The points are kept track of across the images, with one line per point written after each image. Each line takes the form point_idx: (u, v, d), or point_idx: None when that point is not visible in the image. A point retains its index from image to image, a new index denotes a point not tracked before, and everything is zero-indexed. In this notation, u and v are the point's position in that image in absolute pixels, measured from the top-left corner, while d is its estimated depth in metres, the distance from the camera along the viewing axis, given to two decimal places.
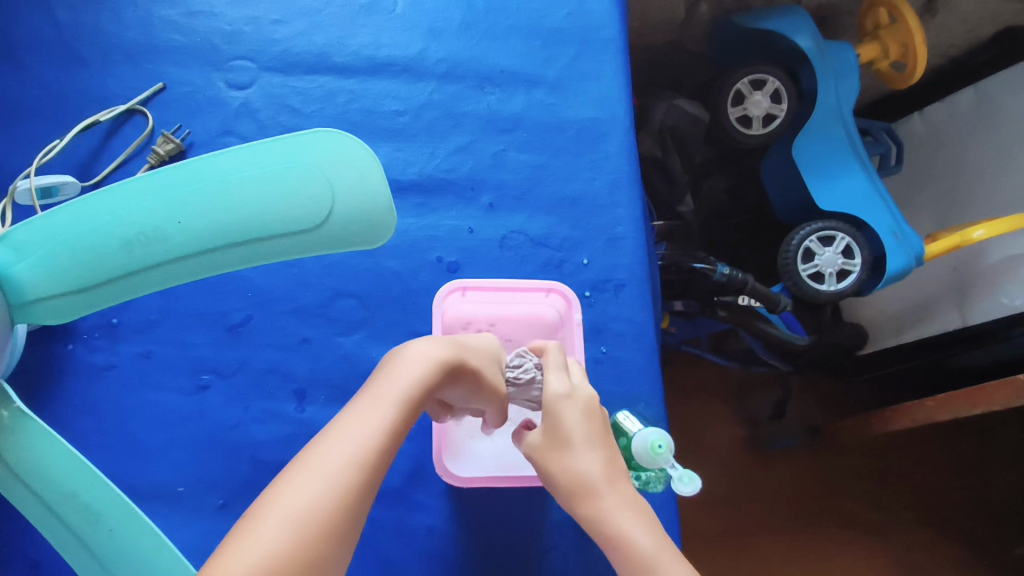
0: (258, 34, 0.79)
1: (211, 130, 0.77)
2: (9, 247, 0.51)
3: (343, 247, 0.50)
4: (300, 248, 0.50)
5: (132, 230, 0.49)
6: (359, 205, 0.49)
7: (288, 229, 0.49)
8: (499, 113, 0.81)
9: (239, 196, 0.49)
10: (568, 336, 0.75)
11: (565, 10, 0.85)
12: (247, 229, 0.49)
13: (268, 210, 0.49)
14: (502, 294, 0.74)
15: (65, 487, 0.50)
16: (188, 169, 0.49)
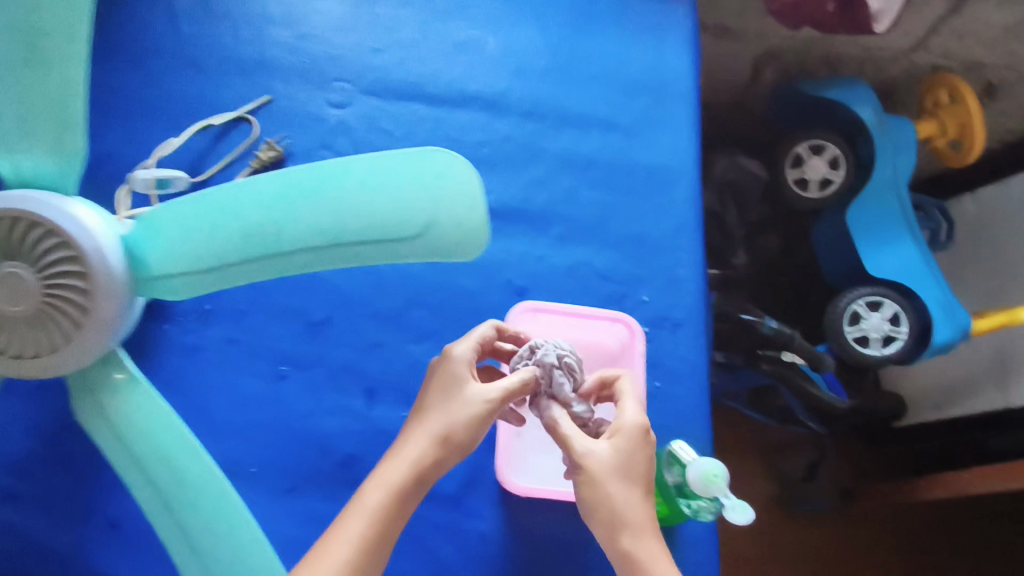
0: (359, 60, 0.86)
1: (309, 143, 0.82)
2: (146, 227, 0.57)
3: (441, 256, 0.56)
4: (403, 253, 0.56)
5: (254, 223, 0.55)
6: (456, 220, 0.54)
7: (393, 235, 0.55)
8: (574, 152, 0.86)
9: (350, 202, 0.55)
10: (628, 365, 0.77)
11: (641, 64, 0.92)
12: (353, 231, 0.55)
13: (375, 218, 0.55)
14: (571, 318, 0.77)
15: (163, 452, 0.55)
16: (310, 170, 0.55)
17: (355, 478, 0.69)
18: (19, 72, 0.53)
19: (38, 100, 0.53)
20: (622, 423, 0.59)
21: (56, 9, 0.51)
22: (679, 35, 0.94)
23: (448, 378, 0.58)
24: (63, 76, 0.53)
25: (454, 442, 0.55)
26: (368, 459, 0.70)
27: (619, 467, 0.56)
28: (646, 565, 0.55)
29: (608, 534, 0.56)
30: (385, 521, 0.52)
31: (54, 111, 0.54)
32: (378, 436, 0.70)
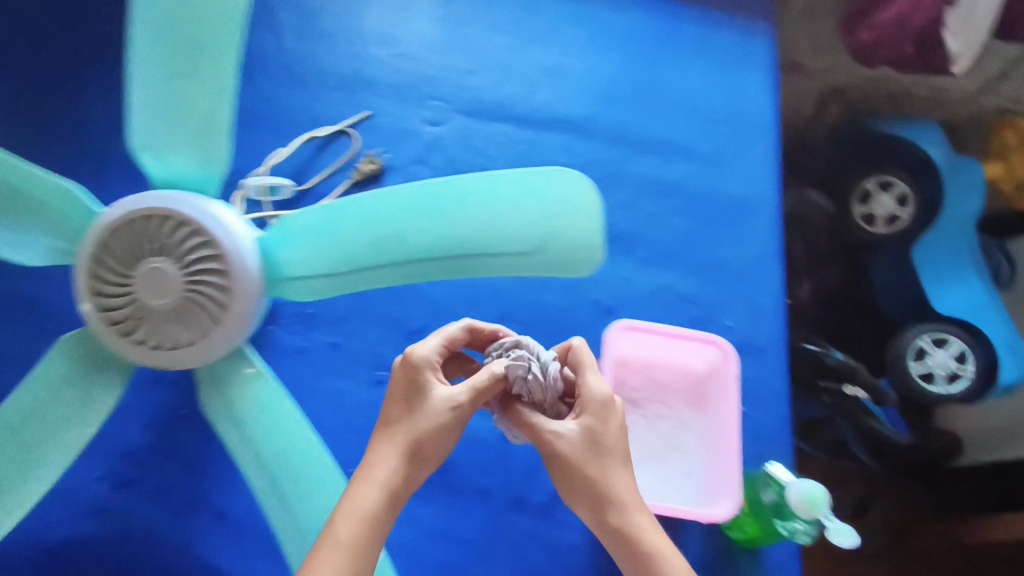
0: (453, 80, 0.89)
1: (406, 157, 0.85)
2: (278, 234, 0.59)
3: (554, 271, 0.60)
4: (519, 266, 0.60)
5: (383, 231, 0.58)
6: (573, 237, 0.58)
7: (512, 248, 0.59)
8: (659, 178, 0.88)
9: (472, 215, 0.58)
10: (721, 389, 0.70)
11: (724, 95, 0.94)
12: (475, 243, 0.58)
13: (497, 230, 0.58)
14: (663, 337, 0.71)
15: (287, 448, 0.58)
16: (433, 185, 0.57)
17: (450, 484, 0.71)
18: (172, 83, 0.56)
19: (184, 110, 0.57)
20: (588, 397, 0.57)
21: (216, 27, 0.55)
22: (758, 71, 0.97)
23: (402, 383, 0.56)
24: (213, 90, 0.57)
25: (422, 455, 0.54)
26: (462, 467, 0.71)
27: (590, 445, 0.55)
28: (638, 540, 0.55)
29: (593, 513, 0.56)
30: (365, 543, 0.51)
31: (197, 123, 0.57)
32: (471, 445, 0.72)
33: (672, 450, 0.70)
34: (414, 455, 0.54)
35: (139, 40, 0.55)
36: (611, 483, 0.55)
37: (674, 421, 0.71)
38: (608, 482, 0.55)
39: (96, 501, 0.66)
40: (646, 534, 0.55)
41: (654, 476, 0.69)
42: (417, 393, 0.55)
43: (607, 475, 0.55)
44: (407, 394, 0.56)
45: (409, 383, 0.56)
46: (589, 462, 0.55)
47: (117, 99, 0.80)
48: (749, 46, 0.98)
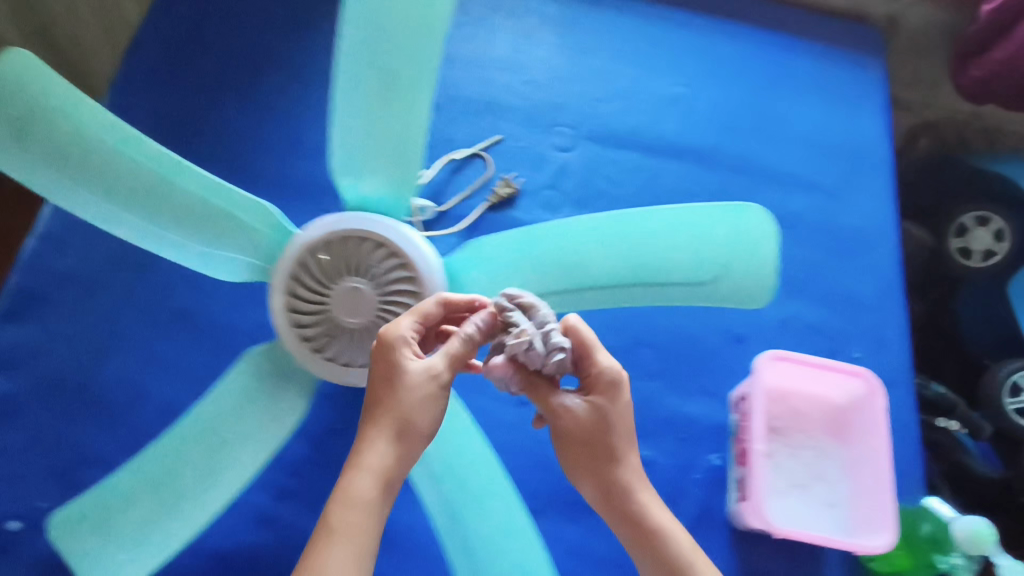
0: (580, 108, 0.92)
1: (539, 182, 0.86)
2: (468, 255, 0.62)
3: (728, 301, 0.61)
4: (694, 296, 0.61)
5: (570, 258, 0.60)
6: (749, 269, 0.60)
7: (690, 278, 0.61)
8: (781, 209, 0.90)
9: (656, 246, 0.60)
10: (868, 421, 0.72)
11: (840, 129, 0.96)
12: (655, 273, 0.60)
13: (678, 261, 0.60)
14: (811, 370, 0.73)
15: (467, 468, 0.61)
16: (612, 218, 0.60)
17: None
18: (372, 111, 0.59)
19: (383, 137, 0.59)
20: (599, 377, 0.56)
21: (414, 56, 0.57)
22: (873, 105, 0.98)
23: (387, 361, 0.53)
24: (409, 116, 0.59)
25: (413, 436, 0.52)
26: None
27: (598, 422, 0.56)
28: (645, 509, 0.59)
29: (598, 488, 0.59)
30: (373, 528, 0.51)
31: (394, 149, 0.60)
32: None
33: (817, 480, 0.71)
34: (409, 436, 0.52)
35: (342, 71, 0.58)
36: (624, 460, 0.58)
37: (818, 451, 0.73)
38: (615, 457, 0.58)
39: (261, 509, 0.68)
40: (652, 510, 0.59)
41: (805, 510, 0.70)
42: (406, 374, 0.53)
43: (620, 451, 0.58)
44: (396, 375, 0.53)
45: (398, 364, 0.53)
46: (605, 438, 0.57)
47: (269, 125, 0.86)
48: (863, 82, 1.00)
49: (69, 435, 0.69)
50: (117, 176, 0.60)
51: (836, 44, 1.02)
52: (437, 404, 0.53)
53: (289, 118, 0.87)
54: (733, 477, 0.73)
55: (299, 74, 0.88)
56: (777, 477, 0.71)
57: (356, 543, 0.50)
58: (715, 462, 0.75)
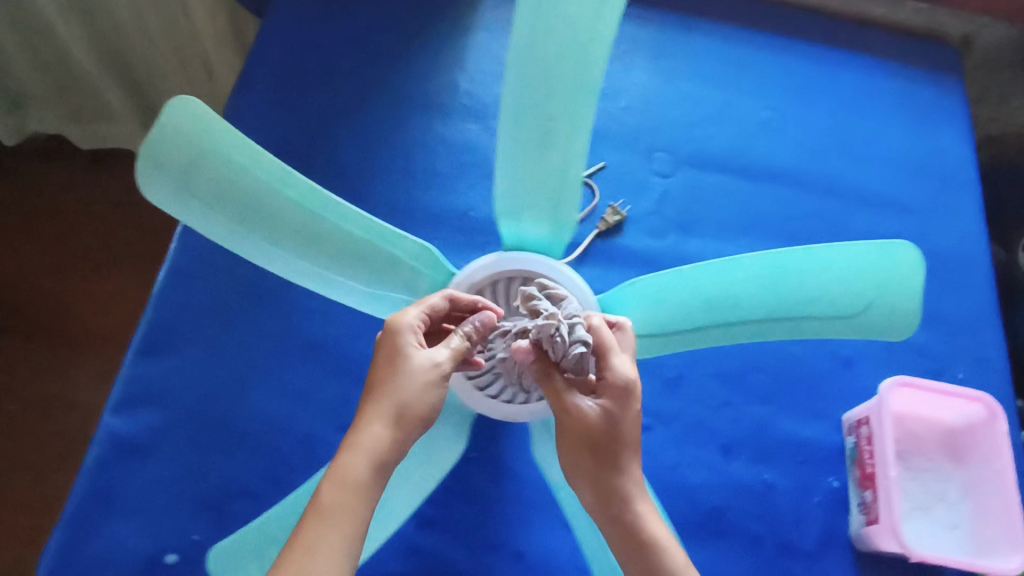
0: (678, 132, 0.92)
1: (644, 209, 0.88)
2: (626, 293, 0.64)
3: (868, 334, 0.64)
4: (838, 330, 0.64)
5: (723, 295, 0.62)
6: (894, 306, 0.62)
7: (835, 312, 0.63)
8: (877, 232, 0.92)
9: (806, 282, 0.62)
10: (988, 443, 0.74)
11: (929, 150, 0.97)
12: (803, 307, 0.63)
13: (826, 297, 0.62)
14: (931, 394, 0.75)
15: None
16: (762, 259, 0.62)
17: (723, 529, 0.75)
18: (530, 153, 0.61)
19: (540, 177, 0.62)
20: (609, 381, 0.56)
21: (570, 98, 0.60)
22: (957, 126, 1.00)
23: (390, 349, 0.55)
24: (564, 155, 0.61)
25: (409, 421, 0.53)
26: (733, 511, 0.75)
27: (598, 426, 0.56)
28: (640, 520, 0.57)
29: (595, 495, 0.57)
30: (362, 505, 0.51)
31: (550, 187, 0.62)
32: (739, 491, 0.76)
33: (939, 502, 0.73)
34: (405, 419, 0.53)
35: (502, 116, 0.61)
36: (621, 465, 0.57)
37: (937, 473, 0.74)
38: (615, 462, 0.57)
39: (406, 537, 0.70)
40: (649, 519, 0.57)
41: (934, 531, 0.72)
42: (406, 361, 0.55)
43: (620, 455, 0.57)
44: (397, 361, 0.55)
45: (401, 351, 0.55)
46: (609, 441, 0.56)
47: (377, 155, 0.86)
48: (947, 101, 1.01)
49: (216, 469, 0.70)
50: (271, 215, 0.60)
51: (918, 64, 1.03)
52: (436, 393, 0.54)
53: (395, 147, 0.87)
54: (856, 500, 0.76)
55: (403, 103, 0.90)
56: (909, 500, 0.73)
57: (344, 517, 0.50)
58: (834, 484, 0.77)
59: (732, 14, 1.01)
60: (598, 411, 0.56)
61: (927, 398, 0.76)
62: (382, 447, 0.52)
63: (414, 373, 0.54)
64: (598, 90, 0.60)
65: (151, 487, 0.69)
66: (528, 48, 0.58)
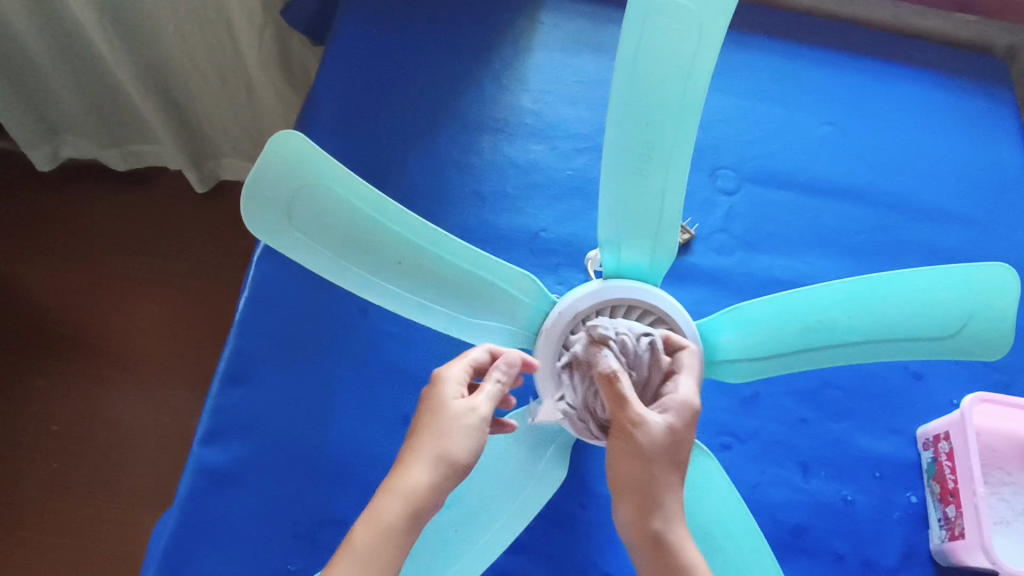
0: (739, 150, 0.94)
1: (710, 226, 0.89)
2: (724, 319, 0.66)
3: (962, 354, 0.65)
4: (932, 350, 0.65)
5: (821, 320, 0.64)
6: (988, 326, 0.63)
7: (930, 334, 0.64)
8: (939, 245, 0.93)
9: (904, 307, 0.62)
10: None
11: (983, 163, 0.98)
12: (900, 330, 0.63)
13: (923, 320, 0.63)
14: (1008, 408, 0.76)
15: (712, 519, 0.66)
16: (853, 282, 0.62)
17: (806, 547, 0.75)
18: (630, 180, 0.62)
19: (640, 204, 0.63)
20: (675, 398, 0.57)
21: (670, 127, 0.60)
22: (1009, 137, 1.01)
23: (436, 395, 0.55)
24: (665, 182, 0.62)
25: (449, 466, 0.51)
26: (815, 530, 0.76)
27: (660, 437, 0.54)
28: (676, 542, 0.54)
29: (634, 508, 0.54)
30: (389, 550, 0.48)
31: (650, 213, 0.64)
32: (819, 508, 0.77)
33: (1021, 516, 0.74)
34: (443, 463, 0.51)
35: (605, 146, 0.62)
36: (664, 484, 0.54)
37: (1017, 488, 0.75)
38: (661, 480, 0.54)
39: (497, 563, 0.70)
40: (683, 542, 0.54)
41: (1023, 543, 0.72)
42: (445, 404, 0.54)
43: (665, 473, 0.54)
44: (438, 405, 0.54)
45: (444, 397, 0.54)
46: (662, 456, 0.54)
47: (446, 177, 0.87)
48: (998, 114, 1.02)
49: (306, 497, 0.70)
50: (372, 244, 0.61)
51: (969, 76, 1.04)
52: (474, 439, 0.52)
53: (463, 168, 0.88)
54: (935, 515, 0.77)
55: (468, 124, 0.90)
56: (992, 514, 0.74)
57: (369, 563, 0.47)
58: (912, 500, 0.78)
59: (785, 31, 1.03)
60: (662, 425, 0.54)
61: (1005, 412, 0.77)
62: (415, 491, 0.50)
63: (452, 416, 0.53)
64: (698, 117, 0.59)
65: (242, 517, 0.69)
66: (627, 80, 0.58)
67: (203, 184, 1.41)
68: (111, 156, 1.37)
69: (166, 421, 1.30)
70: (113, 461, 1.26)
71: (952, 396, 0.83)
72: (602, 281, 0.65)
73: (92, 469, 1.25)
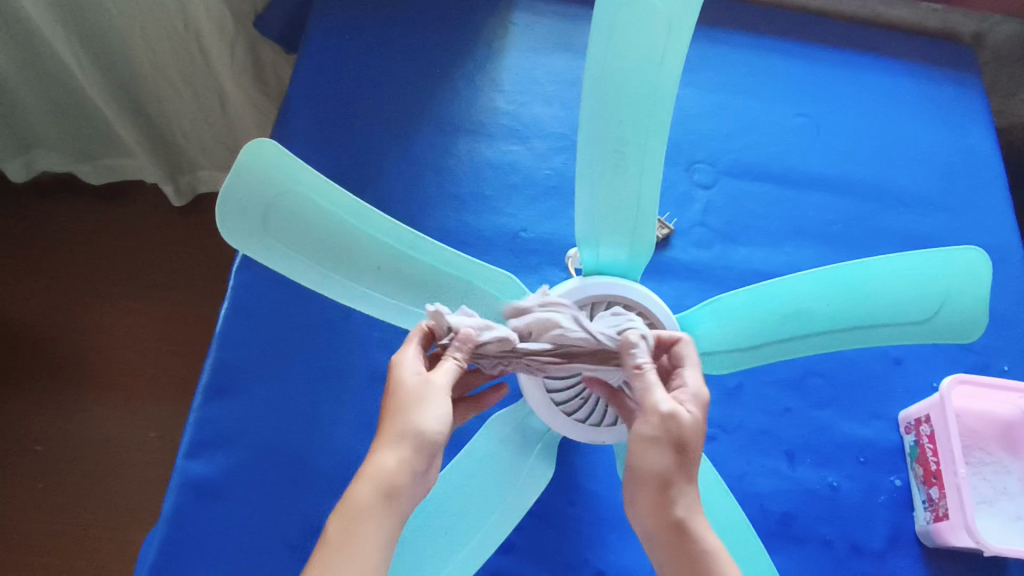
0: (714, 144, 0.95)
1: (688, 221, 0.90)
2: (707, 313, 0.66)
3: (936, 338, 0.66)
4: (907, 335, 0.66)
5: (798, 309, 0.65)
6: (960, 309, 0.64)
7: (904, 319, 0.65)
8: (913, 231, 0.94)
9: (878, 293, 0.63)
10: None
11: (953, 149, 1.00)
12: (875, 316, 0.65)
13: (897, 306, 0.64)
14: (987, 389, 0.77)
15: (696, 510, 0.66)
16: (828, 271, 0.63)
17: (795, 534, 0.76)
18: (605, 179, 0.63)
19: (617, 200, 0.64)
20: (689, 391, 0.58)
21: (643, 122, 0.60)
22: (978, 122, 1.02)
23: (394, 378, 0.55)
24: (640, 178, 0.62)
25: (415, 441, 0.52)
26: (803, 517, 0.77)
27: (684, 425, 0.55)
28: (696, 528, 0.55)
29: (658, 498, 0.55)
30: (373, 531, 0.50)
31: (628, 209, 0.64)
32: (806, 495, 0.77)
33: (1002, 494, 0.75)
34: (410, 440, 0.52)
35: (580, 143, 0.62)
36: (684, 472, 0.56)
37: (997, 467, 0.76)
38: (681, 468, 0.55)
39: (489, 563, 0.71)
40: (704, 530, 0.55)
41: (1005, 520, 0.74)
42: (403, 386, 0.54)
43: (685, 460, 0.55)
44: (398, 387, 0.54)
45: (400, 378, 0.55)
46: (684, 444, 0.55)
47: (425, 181, 0.87)
48: (967, 100, 1.04)
49: (294, 507, 0.70)
50: (351, 252, 0.61)
51: (936, 64, 1.06)
52: (436, 410, 0.53)
53: (442, 172, 0.88)
54: (920, 497, 0.78)
55: (445, 127, 0.90)
56: (975, 493, 0.75)
57: (355, 547, 0.49)
58: (897, 483, 0.79)
59: (756, 24, 1.04)
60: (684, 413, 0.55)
61: (983, 393, 0.78)
62: (389, 470, 0.51)
63: (411, 395, 0.53)
64: (671, 112, 0.60)
65: (232, 529, 0.69)
66: (600, 77, 0.59)
67: (180, 198, 1.40)
68: (85, 171, 1.36)
69: (151, 436, 1.29)
70: (102, 478, 1.25)
71: (931, 379, 0.84)
72: (582, 277, 0.65)
73: (81, 488, 1.24)
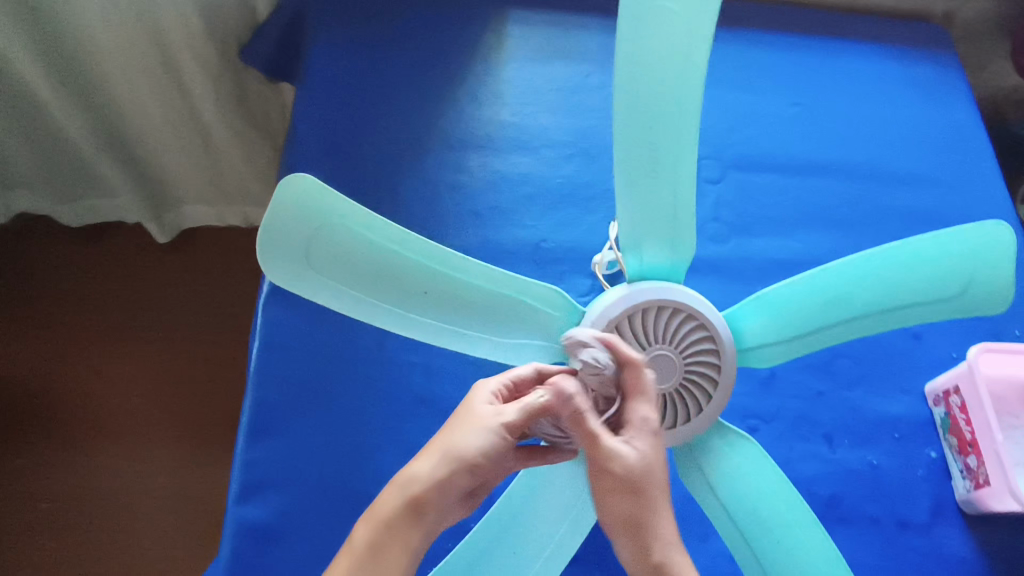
0: (717, 139, 0.96)
1: (701, 217, 0.91)
2: (751, 307, 0.67)
3: (968, 311, 0.68)
4: (939, 311, 0.68)
5: (838, 295, 0.66)
6: (990, 282, 0.66)
7: (936, 297, 0.67)
8: (915, 209, 0.97)
9: (913, 274, 0.65)
10: None
11: (942, 125, 1.03)
12: (910, 296, 0.66)
13: (931, 284, 0.66)
14: (1009, 355, 0.80)
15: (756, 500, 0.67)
16: (866, 256, 0.64)
17: (842, 515, 0.78)
18: (639, 183, 0.63)
19: (651, 204, 0.64)
20: (638, 424, 0.55)
21: (674, 125, 0.61)
22: (960, 97, 1.06)
23: (468, 404, 0.57)
24: (674, 179, 0.63)
25: (454, 461, 0.53)
26: (848, 498, 0.78)
27: (620, 470, 0.53)
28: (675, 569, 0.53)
29: (629, 540, 0.54)
30: (389, 537, 0.52)
31: (664, 211, 0.65)
32: (849, 476, 0.79)
33: None
34: (454, 461, 0.53)
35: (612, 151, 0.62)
36: (655, 513, 0.54)
37: None
38: (648, 509, 0.53)
39: None
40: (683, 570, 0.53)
41: None
42: (469, 411, 0.56)
43: (646, 503, 0.54)
44: (468, 412, 0.56)
45: (474, 407, 0.56)
46: (634, 488, 0.53)
47: (440, 200, 0.87)
48: (948, 77, 1.07)
49: None
50: (394, 278, 0.60)
51: (916, 44, 1.09)
52: (484, 440, 0.53)
53: (456, 189, 0.87)
54: (957, 466, 0.80)
55: (453, 144, 0.90)
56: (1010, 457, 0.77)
57: (368, 551, 0.52)
58: (933, 455, 0.82)
59: (742, 18, 1.05)
60: (626, 454, 0.53)
61: (1006, 359, 0.80)
62: (419, 484, 0.53)
63: (468, 421, 0.55)
64: (698, 113, 0.61)
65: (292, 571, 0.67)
66: (630, 84, 0.59)
67: (165, 234, 1.37)
68: (65, 213, 1.32)
69: (162, 481, 1.25)
70: (118, 530, 1.22)
71: (951, 350, 0.87)
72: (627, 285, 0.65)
73: (98, 543, 1.21)
